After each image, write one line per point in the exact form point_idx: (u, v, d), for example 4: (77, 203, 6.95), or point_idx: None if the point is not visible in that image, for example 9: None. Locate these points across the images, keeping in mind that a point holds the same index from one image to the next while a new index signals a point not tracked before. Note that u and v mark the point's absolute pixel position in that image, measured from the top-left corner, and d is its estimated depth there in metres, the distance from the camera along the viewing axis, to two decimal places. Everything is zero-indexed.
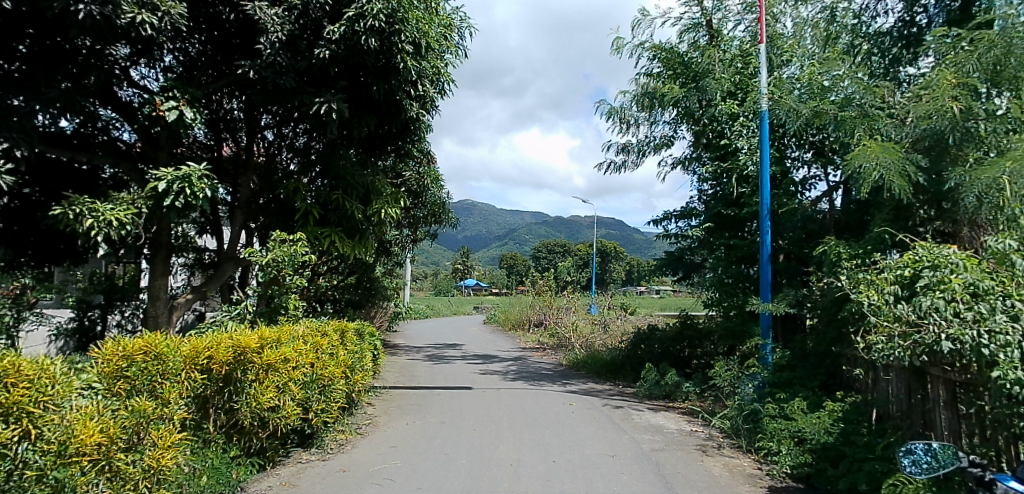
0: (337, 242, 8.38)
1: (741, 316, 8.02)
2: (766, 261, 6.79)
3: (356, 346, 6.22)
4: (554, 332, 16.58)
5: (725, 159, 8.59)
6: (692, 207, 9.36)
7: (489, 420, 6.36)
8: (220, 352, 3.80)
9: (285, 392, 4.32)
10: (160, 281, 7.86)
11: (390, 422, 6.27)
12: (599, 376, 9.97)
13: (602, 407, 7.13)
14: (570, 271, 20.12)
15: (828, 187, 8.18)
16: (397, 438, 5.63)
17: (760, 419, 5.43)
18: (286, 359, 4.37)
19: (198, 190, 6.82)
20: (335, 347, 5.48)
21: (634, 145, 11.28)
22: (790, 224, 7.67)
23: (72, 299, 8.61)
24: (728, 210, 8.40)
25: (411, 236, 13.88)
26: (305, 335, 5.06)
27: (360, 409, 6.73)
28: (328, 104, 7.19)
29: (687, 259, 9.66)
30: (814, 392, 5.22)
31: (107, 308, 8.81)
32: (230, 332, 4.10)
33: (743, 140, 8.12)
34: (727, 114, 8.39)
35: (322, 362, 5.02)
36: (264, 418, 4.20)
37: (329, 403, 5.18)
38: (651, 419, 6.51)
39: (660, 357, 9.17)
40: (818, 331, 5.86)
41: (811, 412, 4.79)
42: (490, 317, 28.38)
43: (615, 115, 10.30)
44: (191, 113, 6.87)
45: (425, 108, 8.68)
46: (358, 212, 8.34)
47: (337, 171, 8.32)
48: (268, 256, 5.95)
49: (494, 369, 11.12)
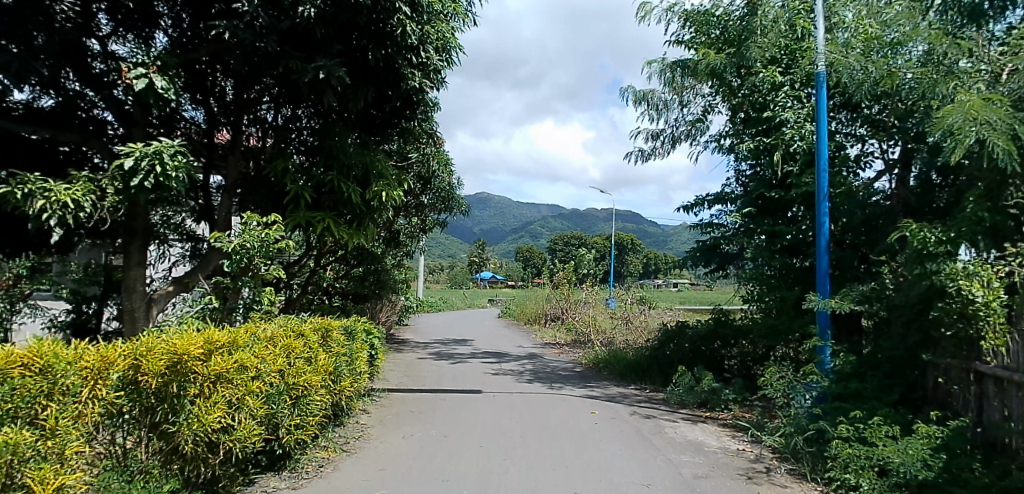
0: (333, 228, 7.49)
1: (788, 313, 7.01)
2: (822, 251, 5.73)
3: (344, 347, 5.34)
4: (572, 327, 15.60)
5: (768, 133, 7.48)
6: (728, 190, 8.36)
7: (500, 434, 5.49)
8: (147, 360, 3.00)
9: (241, 409, 3.50)
10: (136, 272, 7.04)
11: (384, 435, 5.44)
12: (622, 377, 9.02)
13: (630, 417, 6.22)
14: (589, 263, 19.15)
15: (886, 164, 7.16)
16: (388, 459, 4.75)
17: (827, 440, 4.47)
18: (240, 367, 3.54)
19: (170, 169, 6.03)
20: (313, 350, 4.59)
21: (664, 132, 10.27)
22: (847, 208, 6.67)
23: (65, 291, 7.91)
24: (772, 192, 7.36)
25: (419, 225, 13.00)
26: (273, 335, 4.20)
27: (351, 418, 5.89)
28: (325, 69, 6.36)
29: (722, 249, 8.64)
30: (897, 410, 4.26)
31: (102, 300, 8.05)
32: (167, 335, 3.29)
33: (790, 112, 7.08)
34: (769, 83, 7.28)
35: (297, 368, 4.18)
36: (212, 443, 3.38)
37: (305, 416, 4.33)
38: (688, 433, 5.57)
39: (692, 358, 8.17)
40: (896, 333, 4.86)
41: (902, 437, 3.84)
42: (505, 310, 27.49)
43: (641, 98, 9.33)
44: (162, 81, 6.01)
45: (429, 79, 7.81)
46: (355, 194, 7.46)
47: (331, 149, 7.48)
48: (235, 241, 5.10)
49: (509, 369, 10.22)
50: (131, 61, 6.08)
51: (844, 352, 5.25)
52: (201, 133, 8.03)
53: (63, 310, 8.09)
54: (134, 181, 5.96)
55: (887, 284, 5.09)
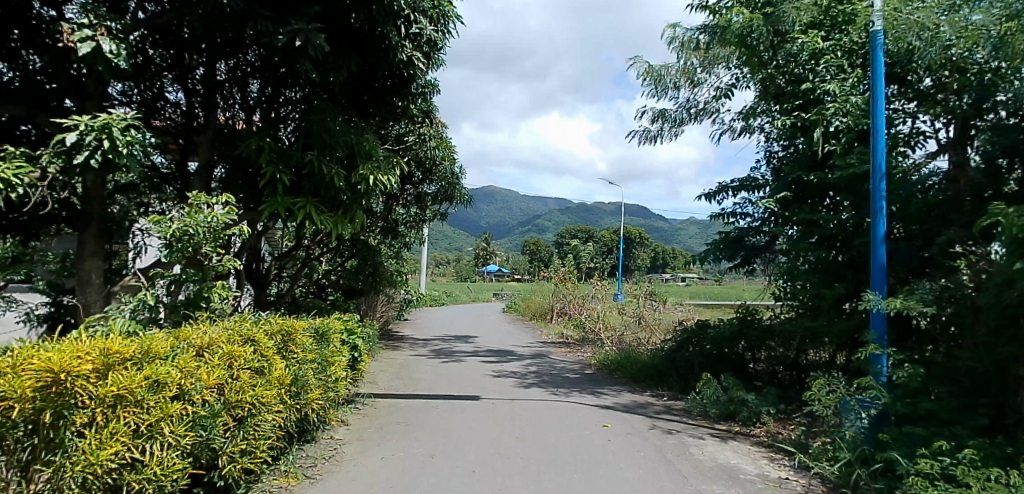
0: (314, 216, 6.62)
1: (830, 314, 6.12)
2: (877, 243, 4.83)
3: (312, 353, 4.52)
4: (578, 324, 14.81)
5: (806, 109, 6.59)
6: (756, 176, 7.45)
7: (499, 457, 4.63)
8: (8, 383, 2.25)
9: (154, 438, 2.70)
10: (91, 263, 6.16)
11: (360, 456, 4.61)
12: (635, 381, 8.19)
13: (648, 433, 5.37)
14: (596, 256, 18.30)
15: (942, 145, 6.25)
16: (360, 488, 3.92)
17: (900, 476, 3.61)
18: (155, 384, 2.75)
19: (121, 145, 5.21)
20: (267, 358, 3.77)
21: (672, 112, 9.38)
22: (899, 194, 5.78)
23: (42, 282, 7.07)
24: (810, 175, 6.46)
25: (418, 216, 12.17)
26: (211, 343, 3.40)
27: (324, 433, 5.09)
28: (302, 33, 5.50)
29: (748, 242, 7.76)
30: (993, 443, 3.39)
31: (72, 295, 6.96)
32: (49, 346, 2.54)
33: (833, 83, 6.16)
34: (809, 51, 6.37)
35: (243, 382, 3.37)
36: (110, 486, 2.59)
37: (253, 441, 3.51)
38: (718, 456, 4.73)
39: (715, 363, 7.36)
40: (979, 340, 3.99)
41: (1014, 485, 2.96)
42: (511, 305, 26.61)
43: (651, 75, 8.44)
44: (110, 45, 5.14)
45: (421, 50, 7.00)
46: (337, 177, 6.58)
47: (311, 126, 6.61)
48: (178, 225, 4.32)
49: (512, 370, 9.43)
50: (75, 21, 5.20)
51: (909, 362, 4.37)
52: (180, 116, 7.29)
53: (42, 303, 7.28)
54: (78, 158, 5.15)
55: (965, 282, 4.20)
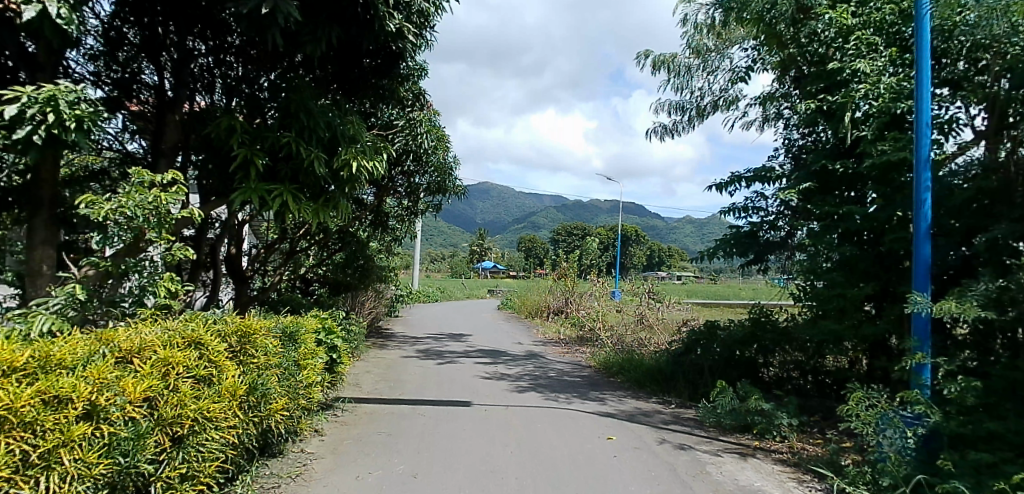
0: (292, 204, 5.95)
1: (856, 317, 5.57)
2: (921, 238, 4.27)
3: (277, 357, 3.93)
4: (576, 322, 14.29)
5: (831, 91, 6.05)
6: (771, 166, 6.88)
7: (493, 479, 4.02)
8: None
9: (52, 470, 2.11)
10: (42, 252, 5.25)
11: (332, 475, 4.01)
12: (639, 386, 7.64)
13: (658, 448, 4.81)
14: (594, 252, 17.82)
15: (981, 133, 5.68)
16: None
17: None
18: (50, 399, 2.15)
19: (70, 120, 4.48)
20: (214, 365, 3.17)
21: (688, 103, 8.83)
22: (939, 185, 5.20)
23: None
24: (836, 165, 5.93)
25: (409, 208, 11.59)
26: (141, 347, 2.81)
27: (293, 447, 4.50)
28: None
29: (763, 238, 7.20)
30: None
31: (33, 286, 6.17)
32: None
33: (862, 62, 5.63)
34: (837, 27, 5.84)
35: (183, 394, 2.79)
36: None
37: (196, 463, 2.92)
38: (739, 476, 4.18)
39: (725, 368, 6.87)
40: None
41: None
42: (506, 302, 26.07)
43: (662, 65, 7.95)
44: (59, 8, 4.33)
45: (411, 24, 6.38)
46: (318, 161, 5.94)
47: (288, 105, 5.96)
48: (120, 202, 3.77)
49: (506, 372, 8.87)
50: None
51: (961, 375, 3.81)
52: None
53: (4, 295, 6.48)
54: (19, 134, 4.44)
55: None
